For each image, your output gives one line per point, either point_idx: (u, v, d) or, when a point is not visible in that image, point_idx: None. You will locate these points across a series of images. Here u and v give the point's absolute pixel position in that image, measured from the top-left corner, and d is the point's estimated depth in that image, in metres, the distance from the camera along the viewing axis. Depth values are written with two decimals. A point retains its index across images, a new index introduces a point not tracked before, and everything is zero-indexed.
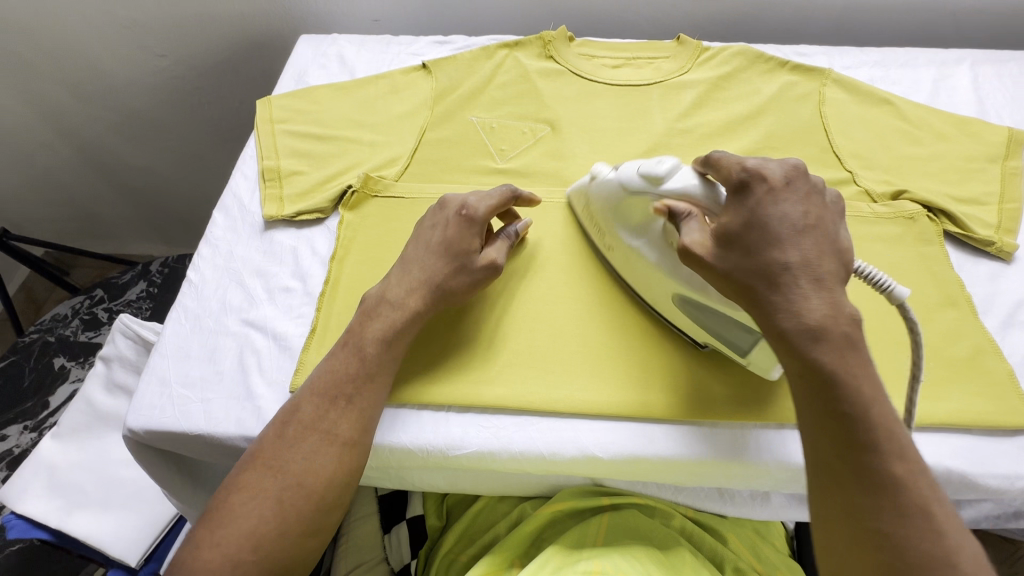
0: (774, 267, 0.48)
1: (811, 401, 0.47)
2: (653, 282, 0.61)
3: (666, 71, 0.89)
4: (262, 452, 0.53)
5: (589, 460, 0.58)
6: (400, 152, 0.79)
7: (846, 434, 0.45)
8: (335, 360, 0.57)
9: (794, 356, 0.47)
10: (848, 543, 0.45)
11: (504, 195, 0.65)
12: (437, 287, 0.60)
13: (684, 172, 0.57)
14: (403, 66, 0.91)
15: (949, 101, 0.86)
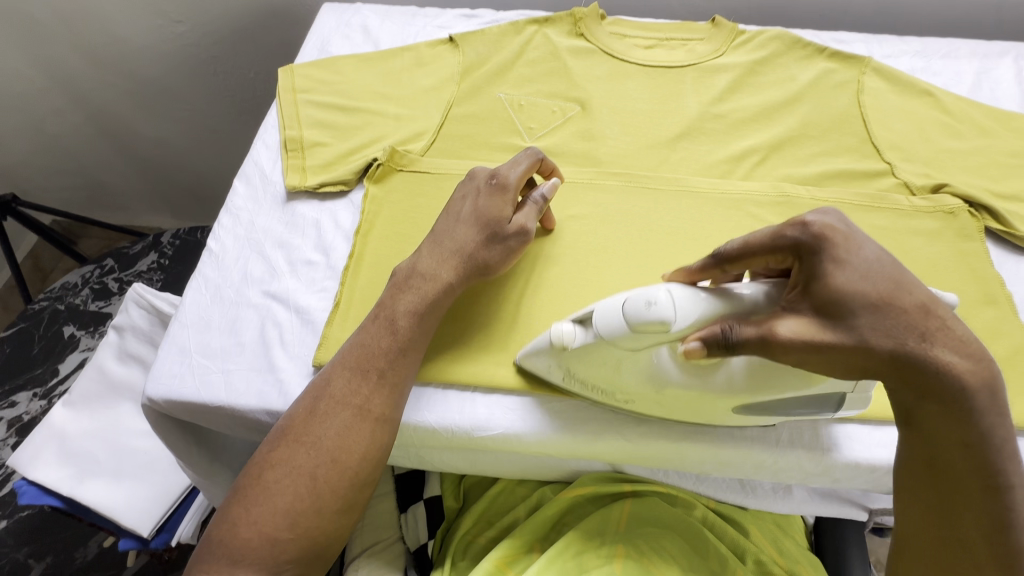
0: (908, 333, 0.43)
1: (948, 468, 0.45)
2: (697, 405, 0.52)
3: (700, 53, 0.86)
4: (293, 428, 0.52)
5: (616, 444, 0.57)
6: (426, 127, 0.78)
7: (987, 516, 0.44)
8: (366, 336, 0.55)
9: (959, 423, 0.43)
10: None
11: (529, 159, 0.62)
12: (470, 257, 0.59)
13: (684, 301, 0.47)
14: (430, 38, 0.89)
15: (991, 94, 0.83)
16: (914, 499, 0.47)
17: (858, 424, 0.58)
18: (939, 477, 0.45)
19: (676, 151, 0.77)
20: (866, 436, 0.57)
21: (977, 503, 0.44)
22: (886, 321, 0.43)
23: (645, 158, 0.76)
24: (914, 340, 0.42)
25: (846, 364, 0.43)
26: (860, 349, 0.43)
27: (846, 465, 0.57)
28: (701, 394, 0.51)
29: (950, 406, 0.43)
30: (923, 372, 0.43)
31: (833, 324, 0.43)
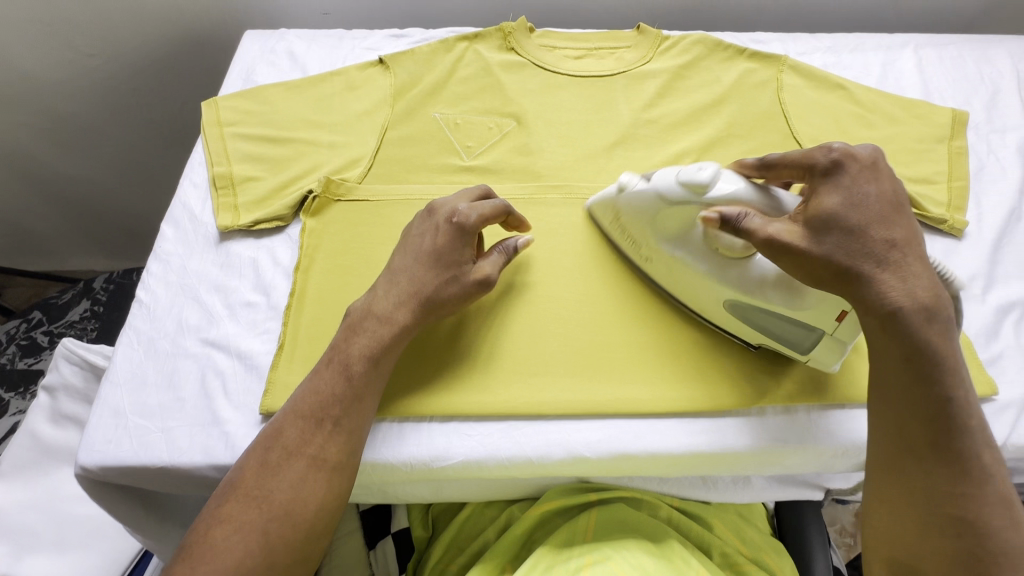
0: (863, 258, 0.49)
1: (899, 383, 0.50)
2: (698, 289, 0.60)
3: (628, 61, 0.88)
4: (244, 482, 0.50)
5: (575, 459, 0.58)
6: (362, 153, 0.76)
7: (933, 422, 0.49)
8: (319, 375, 0.54)
9: (896, 339, 0.49)
10: (912, 507, 0.50)
11: (497, 208, 0.61)
12: (428, 299, 0.57)
13: (727, 179, 0.55)
14: (360, 61, 0.87)
15: (897, 84, 0.89)
16: (880, 415, 0.51)
17: (805, 413, 0.60)
18: (892, 397, 0.50)
19: (612, 159, 0.78)
20: (813, 424, 0.60)
21: (926, 412, 0.49)
22: (851, 242, 0.50)
23: (584, 168, 0.77)
24: (863, 264, 0.49)
25: (814, 267, 0.51)
26: (823, 259, 0.50)
27: (796, 453, 0.59)
28: (703, 275, 0.59)
29: (892, 330, 0.49)
30: (871, 300, 0.49)
31: (812, 234, 0.51)
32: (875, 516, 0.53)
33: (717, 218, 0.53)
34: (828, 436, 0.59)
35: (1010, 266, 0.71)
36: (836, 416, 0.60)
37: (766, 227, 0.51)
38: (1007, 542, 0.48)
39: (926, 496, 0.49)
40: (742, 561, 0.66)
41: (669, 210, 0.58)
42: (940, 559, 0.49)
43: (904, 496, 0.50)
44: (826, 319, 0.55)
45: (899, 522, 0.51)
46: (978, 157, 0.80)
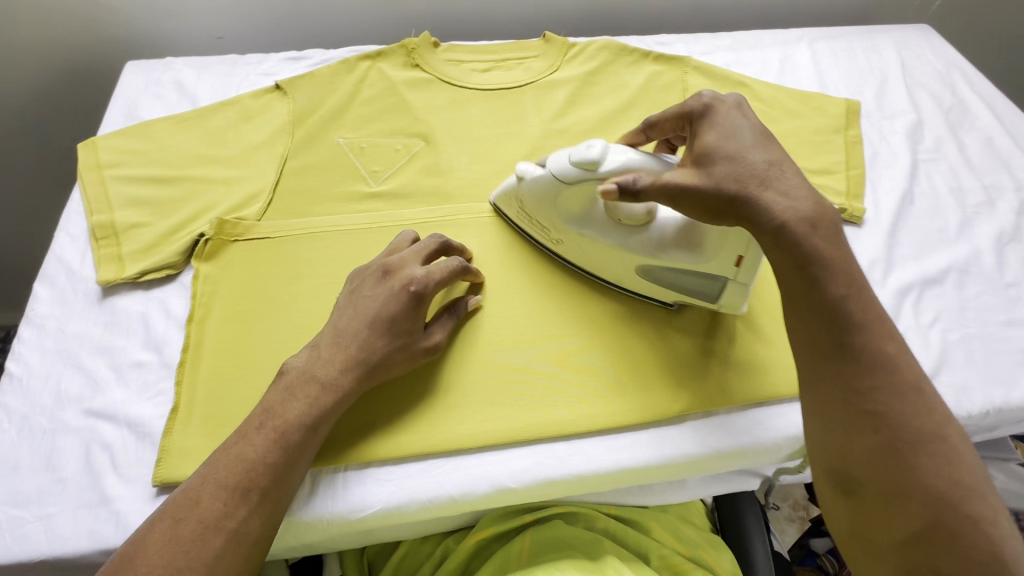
0: (746, 177, 0.50)
1: (799, 298, 0.50)
2: (610, 259, 0.63)
3: (536, 70, 0.87)
4: (140, 558, 0.44)
5: (499, 492, 0.56)
6: (261, 187, 0.72)
7: (839, 332, 0.48)
8: (253, 439, 0.50)
9: (785, 250, 0.49)
10: (846, 425, 0.47)
11: (455, 269, 0.60)
12: (374, 366, 0.55)
13: (616, 152, 0.56)
14: (255, 88, 0.82)
15: (795, 78, 0.92)
16: (794, 334, 0.51)
17: (724, 415, 0.60)
18: (800, 312, 0.50)
19: None
20: (733, 425, 0.60)
21: (830, 323, 0.48)
22: (737, 168, 0.50)
23: (496, 185, 0.75)
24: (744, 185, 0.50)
25: (707, 201, 0.50)
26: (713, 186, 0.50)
27: (720, 458, 0.59)
28: (612, 244, 0.61)
29: (779, 244, 0.49)
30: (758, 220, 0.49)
31: (703, 168, 0.51)
32: (808, 439, 0.50)
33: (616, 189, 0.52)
34: (749, 435, 0.59)
35: (908, 248, 0.74)
36: (756, 414, 0.61)
37: (662, 175, 0.52)
38: (938, 440, 0.45)
39: (846, 403, 0.47)
40: (679, 560, 0.66)
41: (570, 190, 0.60)
42: (871, 467, 0.46)
43: (828, 412, 0.48)
44: (726, 266, 0.57)
45: (828, 439, 0.48)
46: (872, 144, 0.84)
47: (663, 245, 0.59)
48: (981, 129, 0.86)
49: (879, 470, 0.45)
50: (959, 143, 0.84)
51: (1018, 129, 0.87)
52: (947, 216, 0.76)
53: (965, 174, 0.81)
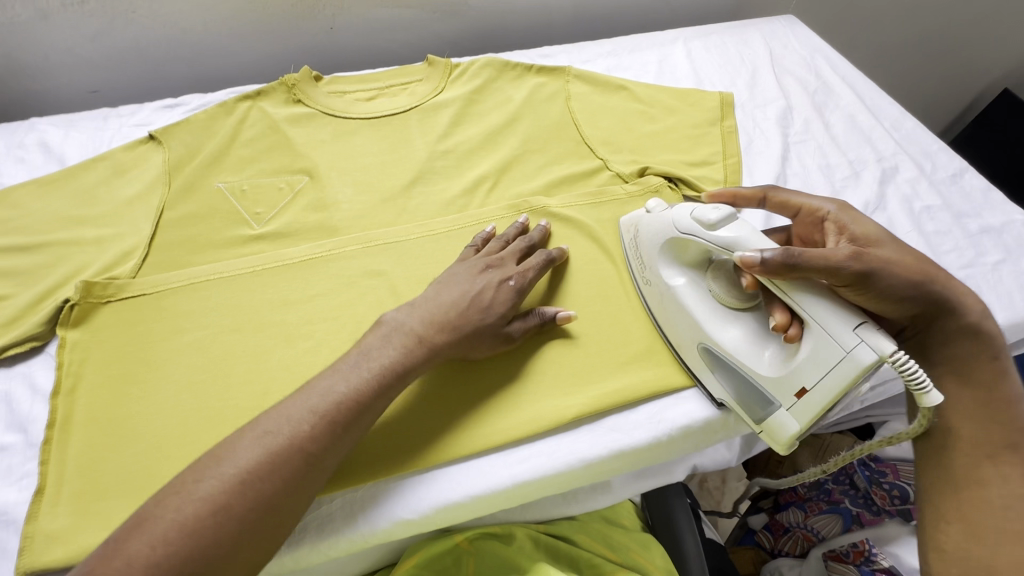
0: (938, 285, 0.56)
1: (991, 396, 0.56)
2: (686, 329, 0.62)
3: (421, 94, 0.87)
4: (224, 446, 0.46)
5: (398, 524, 0.55)
6: (135, 243, 0.69)
7: (1009, 426, 0.54)
8: (348, 374, 0.51)
9: (965, 334, 0.57)
10: (990, 458, 0.53)
11: (540, 265, 0.65)
12: (464, 332, 0.58)
13: (734, 224, 0.57)
14: (127, 140, 0.80)
15: (672, 77, 0.96)
16: (959, 419, 0.56)
17: (617, 414, 0.61)
18: (959, 361, 0.57)
19: (412, 198, 0.77)
20: (625, 423, 0.61)
21: (999, 416, 0.55)
22: (905, 269, 0.54)
23: (384, 213, 0.75)
24: (941, 286, 0.56)
25: (889, 294, 0.54)
26: (880, 286, 0.53)
27: (616, 458, 0.59)
28: (695, 319, 0.60)
29: (967, 340, 0.58)
30: (955, 316, 0.57)
31: (896, 261, 0.54)
32: (943, 535, 0.52)
33: (760, 261, 0.50)
34: (642, 431, 0.60)
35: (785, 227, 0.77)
36: (649, 408, 0.62)
37: (848, 258, 0.51)
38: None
39: (1007, 502, 0.51)
40: (611, 569, 0.65)
41: (687, 244, 0.61)
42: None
43: (978, 505, 0.52)
44: (784, 393, 0.55)
45: (975, 541, 0.50)
46: (747, 133, 0.88)
47: (734, 345, 0.58)
48: (844, 108, 0.92)
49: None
50: (825, 124, 0.89)
51: (876, 105, 0.93)
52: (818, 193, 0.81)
53: (831, 151, 0.86)
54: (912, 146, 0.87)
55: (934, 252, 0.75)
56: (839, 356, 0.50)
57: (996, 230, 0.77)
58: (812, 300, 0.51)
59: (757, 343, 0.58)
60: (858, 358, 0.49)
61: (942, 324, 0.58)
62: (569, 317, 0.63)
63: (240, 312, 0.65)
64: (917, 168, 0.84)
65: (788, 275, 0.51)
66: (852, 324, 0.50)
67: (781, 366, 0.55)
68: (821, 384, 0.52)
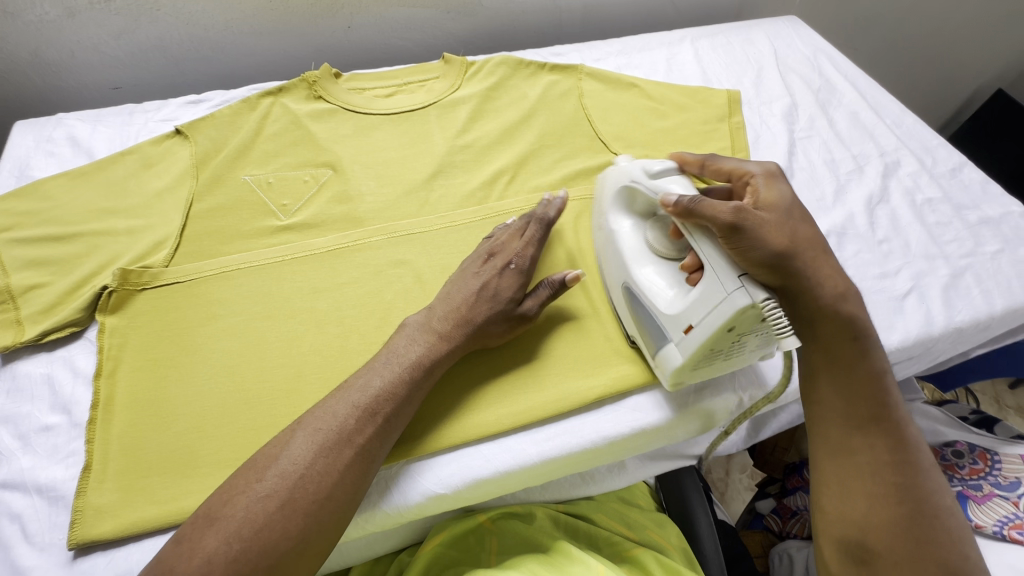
0: (804, 253, 0.54)
1: (853, 372, 0.55)
2: (613, 265, 0.64)
3: (439, 91, 0.89)
4: (269, 449, 0.49)
5: (432, 499, 0.57)
6: (167, 233, 0.71)
7: (875, 396, 0.55)
8: (382, 370, 0.54)
9: (844, 337, 0.55)
10: (867, 475, 0.53)
11: (542, 240, 0.66)
12: (474, 324, 0.60)
13: (675, 183, 0.59)
14: (154, 135, 0.82)
15: (681, 75, 0.99)
16: (824, 397, 0.57)
17: (638, 395, 0.64)
18: (848, 366, 0.55)
19: (433, 191, 0.79)
20: (646, 403, 0.63)
21: (869, 387, 0.55)
22: (789, 235, 0.54)
23: (406, 205, 0.77)
24: (805, 258, 0.54)
25: (759, 256, 0.52)
26: (756, 250, 0.52)
27: (638, 436, 0.62)
28: (623, 258, 0.62)
29: (831, 318, 0.55)
30: (815, 292, 0.55)
31: (772, 226, 0.54)
32: (823, 500, 0.55)
33: (674, 201, 0.54)
34: (662, 410, 0.63)
35: None
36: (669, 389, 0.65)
37: (732, 208, 0.52)
38: (947, 517, 0.51)
39: (876, 469, 0.53)
40: (630, 546, 0.66)
41: (636, 191, 0.62)
42: (892, 530, 0.51)
43: (851, 471, 0.54)
44: (675, 328, 0.56)
45: (850, 504, 0.53)
46: (754, 128, 0.91)
47: (648, 284, 0.59)
48: (847, 106, 0.95)
49: (899, 528, 0.51)
50: (829, 120, 0.92)
51: (879, 103, 0.96)
52: (824, 186, 0.84)
53: (836, 146, 0.89)
54: (913, 141, 0.91)
55: (935, 242, 0.78)
56: (720, 297, 0.51)
57: (995, 221, 0.81)
58: (706, 242, 0.53)
59: (670, 285, 0.58)
60: (736, 301, 0.49)
61: (803, 301, 0.55)
62: (576, 277, 0.62)
63: (272, 300, 0.67)
64: (919, 162, 0.87)
65: (691, 221, 0.54)
66: (739, 274, 0.50)
67: (681, 303, 0.55)
68: (705, 321, 0.52)
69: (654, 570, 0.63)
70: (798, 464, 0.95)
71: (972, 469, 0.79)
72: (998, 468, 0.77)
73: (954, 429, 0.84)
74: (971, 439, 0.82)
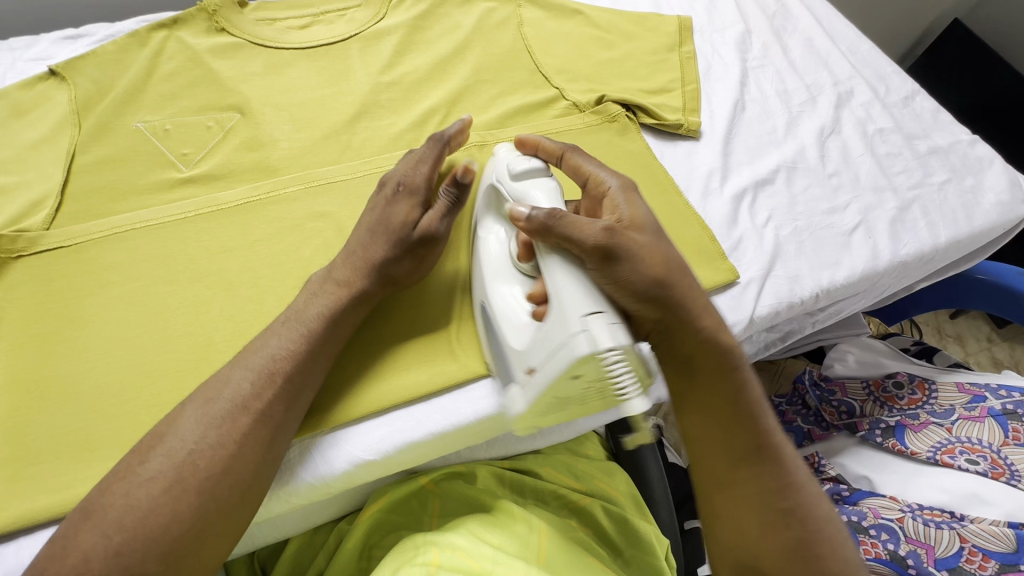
0: (681, 287, 0.49)
1: (733, 400, 0.51)
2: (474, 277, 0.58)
3: (360, 21, 0.79)
4: (153, 430, 0.44)
5: (360, 467, 0.53)
6: (46, 191, 0.62)
7: (753, 426, 0.50)
8: (280, 331, 0.49)
9: (719, 370, 0.51)
10: (755, 518, 0.49)
11: (433, 155, 0.58)
12: (372, 264, 0.54)
13: (536, 190, 0.52)
14: (24, 77, 0.71)
15: (629, 1, 0.91)
16: (697, 431, 0.52)
17: None
18: (719, 400, 0.51)
19: (356, 135, 0.71)
20: None
21: (744, 419, 0.50)
22: (654, 270, 0.48)
23: (326, 151, 0.70)
24: (682, 289, 0.49)
25: (636, 287, 0.47)
26: (634, 283, 0.47)
27: None
28: (483, 274, 0.55)
29: (706, 351, 0.51)
30: (687, 331, 0.50)
31: (649, 257, 0.48)
32: (716, 528, 0.51)
33: (526, 216, 0.47)
34: None
35: (741, 154, 0.76)
36: None
37: (587, 238, 0.46)
38: (830, 531, 0.49)
39: (764, 500, 0.49)
40: (577, 498, 0.65)
41: (501, 194, 0.56)
42: (784, 557, 0.48)
43: (739, 504, 0.50)
44: (519, 366, 0.50)
45: (741, 531, 0.49)
46: (706, 58, 0.85)
47: (501, 304, 0.52)
48: (802, 32, 0.89)
49: (789, 560, 0.47)
50: (783, 48, 0.87)
51: (833, 29, 0.91)
52: (775, 119, 0.80)
53: (789, 76, 0.84)
54: (868, 69, 0.87)
55: (885, 174, 0.76)
56: (561, 341, 0.45)
57: (944, 151, 0.79)
58: (561, 270, 0.46)
59: (524, 305, 0.52)
60: (574, 348, 0.43)
61: (678, 340, 0.50)
62: (467, 172, 0.55)
63: (174, 261, 0.59)
64: (872, 91, 0.83)
65: (547, 241, 0.48)
66: (582, 311, 0.44)
67: (529, 338, 0.49)
68: (546, 366, 0.46)
69: (601, 522, 0.64)
70: None
71: (911, 399, 0.79)
72: (933, 397, 0.78)
73: (896, 362, 0.87)
74: (911, 371, 0.83)
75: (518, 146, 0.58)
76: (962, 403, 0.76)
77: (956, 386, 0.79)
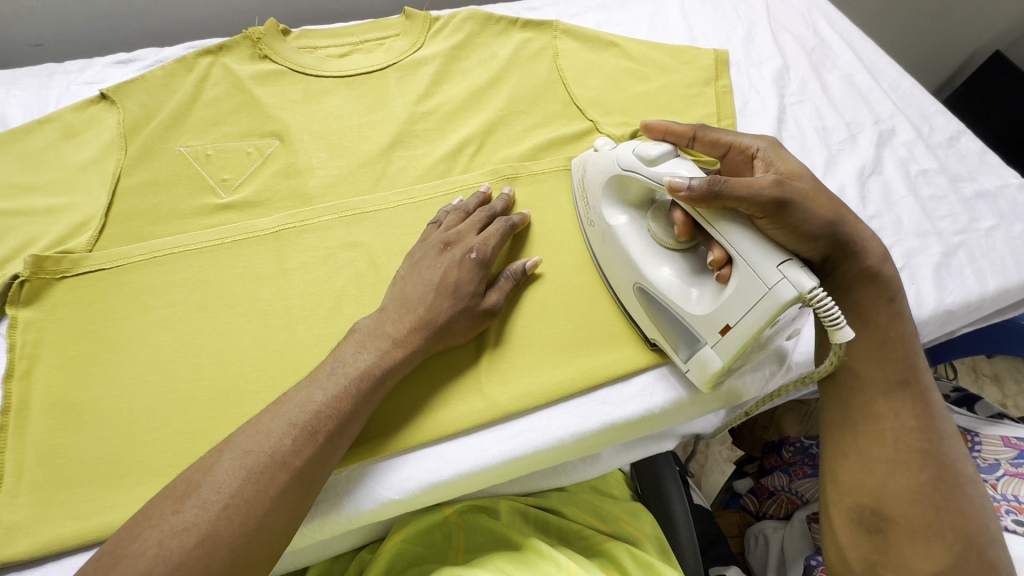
0: (846, 220, 0.53)
1: (885, 335, 0.55)
2: (615, 258, 0.59)
3: (398, 51, 0.80)
4: (191, 475, 0.44)
5: (388, 505, 0.53)
6: (91, 213, 0.63)
7: (904, 359, 0.54)
8: (325, 383, 0.49)
9: (885, 297, 0.56)
10: (888, 456, 0.52)
11: (502, 232, 0.61)
12: (433, 325, 0.55)
13: (675, 163, 0.52)
14: (76, 100, 0.73)
15: (665, 33, 0.91)
16: (857, 363, 0.56)
17: (610, 387, 0.59)
18: (883, 329, 0.55)
19: (390, 164, 0.72)
20: (618, 395, 0.59)
21: (901, 351, 0.54)
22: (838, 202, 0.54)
23: (360, 179, 0.70)
24: (848, 224, 0.53)
25: (804, 226, 0.50)
26: (803, 224, 0.50)
27: (611, 430, 0.58)
28: (630, 257, 0.57)
29: (869, 282, 0.56)
30: (854, 260, 0.55)
31: (814, 196, 0.51)
32: (840, 468, 0.54)
33: (687, 186, 0.48)
34: (634, 403, 0.59)
35: None
36: (643, 379, 0.60)
37: (759, 188, 0.47)
38: (964, 482, 0.51)
39: (898, 438, 0.52)
40: (602, 540, 0.63)
41: (629, 180, 0.57)
42: (911, 497, 0.50)
43: (871, 439, 0.53)
44: (710, 329, 0.51)
45: (869, 471, 0.52)
46: (742, 92, 0.84)
47: (666, 284, 0.54)
48: (842, 68, 0.88)
49: (921, 499, 0.50)
50: (822, 84, 0.86)
51: (875, 66, 0.89)
52: (814, 157, 0.78)
53: (828, 113, 0.82)
54: (910, 107, 0.85)
55: (929, 218, 0.73)
56: (760, 294, 0.45)
57: (991, 195, 0.76)
58: (736, 232, 0.47)
59: (688, 285, 0.53)
60: (779, 295, 0.44)
61: (843, 269, 0.55)
62: (535, 263, 0.61)
63: (210, 288, 0.60)
64: (914, 130, 0.81)
65: (711, 207, 0.48)
66: (778, 261, 0.45)
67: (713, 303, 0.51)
68: (745, 320, 0.47)
69: (626, 566, 0.59)
70: (777, 442, 0.93)
71: None
72: (978, 449, 0.75)
73: None
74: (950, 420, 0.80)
75: (645, 132, 0.61)
76: (1009, 457, 0.72)
77: (1003, 440, 0.75)
